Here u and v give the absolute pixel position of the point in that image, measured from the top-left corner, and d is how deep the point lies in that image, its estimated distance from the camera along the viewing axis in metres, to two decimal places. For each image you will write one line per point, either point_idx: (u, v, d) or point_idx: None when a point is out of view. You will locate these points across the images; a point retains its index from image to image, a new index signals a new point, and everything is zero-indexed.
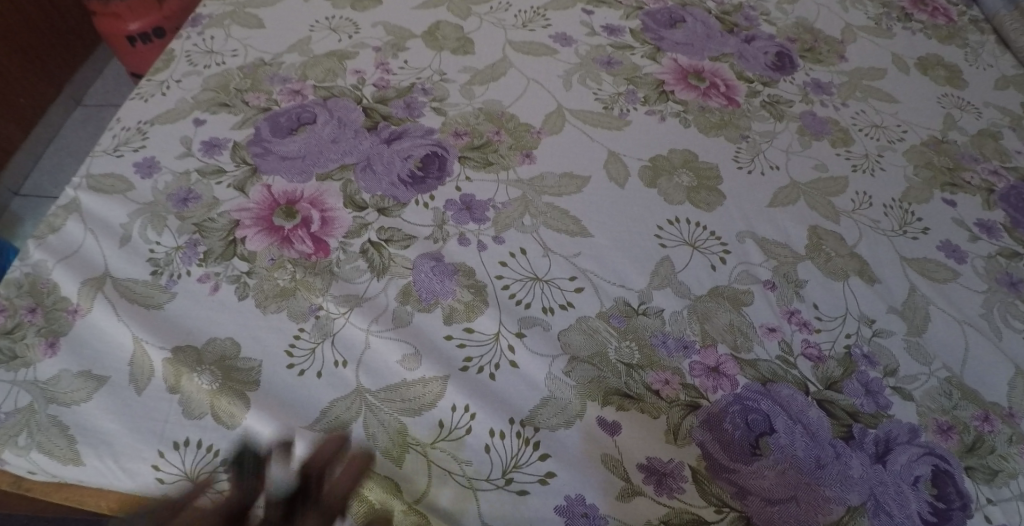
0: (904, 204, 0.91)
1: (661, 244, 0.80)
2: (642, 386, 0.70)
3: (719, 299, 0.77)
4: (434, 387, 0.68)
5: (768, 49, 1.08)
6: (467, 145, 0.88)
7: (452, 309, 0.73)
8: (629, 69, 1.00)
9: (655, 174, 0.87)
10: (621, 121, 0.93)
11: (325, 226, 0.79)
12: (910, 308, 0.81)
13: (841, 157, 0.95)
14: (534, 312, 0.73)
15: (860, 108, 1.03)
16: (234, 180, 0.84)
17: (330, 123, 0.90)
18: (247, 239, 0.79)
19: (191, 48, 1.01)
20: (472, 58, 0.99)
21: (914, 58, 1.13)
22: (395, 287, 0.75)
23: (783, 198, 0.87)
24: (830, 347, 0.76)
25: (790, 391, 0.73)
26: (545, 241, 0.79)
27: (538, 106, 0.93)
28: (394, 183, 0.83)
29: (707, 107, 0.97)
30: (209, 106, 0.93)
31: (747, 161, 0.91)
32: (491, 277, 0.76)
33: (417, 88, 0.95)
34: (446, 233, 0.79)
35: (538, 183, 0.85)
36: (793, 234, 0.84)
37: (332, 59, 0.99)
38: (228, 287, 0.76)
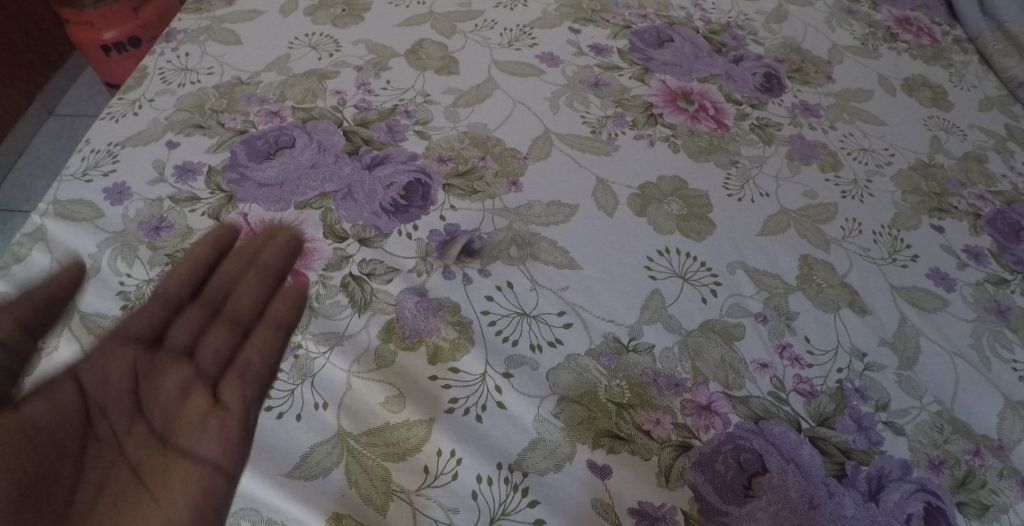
0: (893, 230, 0.91)
1: (651, 276, 0.79)
2: (633, 426, 0.68)
3: (710, 333, 0.75)
4: (419, 431, 0.66)
5: (756, 70, 1.07)
6: (452, 172, 0.85)
7: (437, 347, 0.71)
8: (617, 91, 0.98)
9: (644, 202, 0.86)
10: (610, 145, 0.91)
11: (304, 258, 0.76)
12: (900, 339, 0.80)
13: (830, 182, 0.94)
14: (521, 350, 0.71)
15: (848, 131, 1.02)
16: (208, 208, 0.81)
17: (309, 148, 0.86)
18: None
19: (164, 65, 0.98)
20: (457, 79, 0.97)
21: (900, 80, 1.13)
22: (378, 323, 0.72)
23: (773, 226, 0.86)
24: (822, 382, 0.75)
25: (783, 429, 0.71)
26: (532, 274, 0.77)
27: (524, 130, 0.91)
28: (376, 212, 0.80)
29: (695, 131, 0.95)
30: (183, 127, 0.90)
31: (736, 187, 0.90)
32: (477, 313, 0.73)
33: (400, 110, 0.92)
34: (430, 265, 0.77)
35: (525, 211, 0.83)
36: (784, 264, 0.83)
37: (312, 79, 0.95)
38: None
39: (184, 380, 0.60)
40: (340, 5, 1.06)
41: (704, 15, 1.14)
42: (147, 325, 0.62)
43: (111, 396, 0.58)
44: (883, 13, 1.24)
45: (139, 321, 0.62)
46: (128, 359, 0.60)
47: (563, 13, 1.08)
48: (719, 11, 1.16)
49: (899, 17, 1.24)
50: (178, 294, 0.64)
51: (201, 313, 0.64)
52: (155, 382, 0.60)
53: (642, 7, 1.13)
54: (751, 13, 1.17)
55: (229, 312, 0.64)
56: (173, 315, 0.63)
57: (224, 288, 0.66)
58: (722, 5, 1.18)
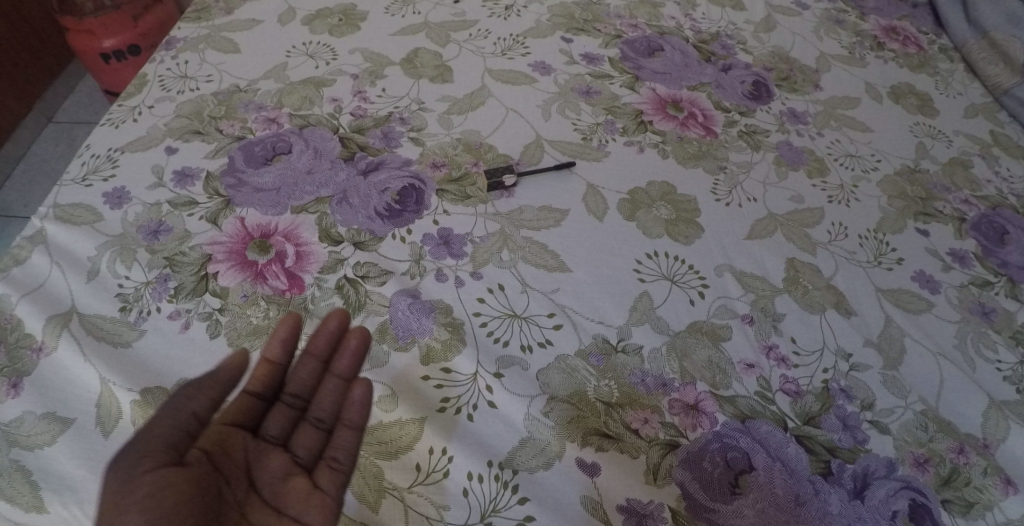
0: (879, 234, 0.92)
1: (640, 279, 0.80)
2: (622, 426, 0.70)
3: (698, 334, 0.77)
4: (411, 430, 0.67)
5: (745, 78, 1.09)
6: (445, 177, 0.87)
7: (430, 348, 0.72)
8: (608, 98, 1.00)
9: (634, 207, 0.87)
10: (601, 151, 0.93)
11: (300, 261, 0.78)
12: (885, 340, 0.81)
13: (817, 188, 0.96)
14: (512, 351, 0.73)
15: (835, 138, 1.04)
16: (206, 212, 0.83)
17: (305, 154, 0.88)
18: (219, 273, 0.77)
19: (164, 72, 1.00)
20: (451, 87, 0.99)
21: (886, 87, 1.15)
22: (371, 325, 0.73)
23: (760, 230, 0.88)
24: (808, 381, 0.76)
25: (769, 428, 0.72)
26: (524, 277, 0.78)
27: (517, 136, 0.93)
28: (370, 217, 0.82)
29: (684, 138, 0.97)
30: (182, 133, 0.91)
31: (724, 192, 0.92)
32: (469, 315, 0.75)
33: (395, 117, 0.94)
34: (423, 268, 0.78)
35: (517, 215, 0.84)
36: (771, 267, 0.85)
37: (308, 87, 0.97)
38: (199, 325, 0.74)
39: (285, 465, 0.63)
40: (337, 15, 1.09)
41: (694, 25, 1.17)
42: (249, 411, 0.65)
43: (230, 467, 0.61)
44: (870, 22, 1.27)
45: (241, 409, 0.64)
46: (240, 441, 0.63)
47: (556, 23, 1.11)
48: (709, 21, 1.18)
49: (885, 26, 1.27)
50: (269, 389, 0.66)
51: (290, 408, 0.67)
52: (261, 464, 0.62)
53: (633, 17, 1.15)
54: (740, 23, 1.20)
55: (314, 411, 0.66)
56: (266, 407, 0.66)
57: (305, 388, 0.68)
58: (712, 15, 1.20)
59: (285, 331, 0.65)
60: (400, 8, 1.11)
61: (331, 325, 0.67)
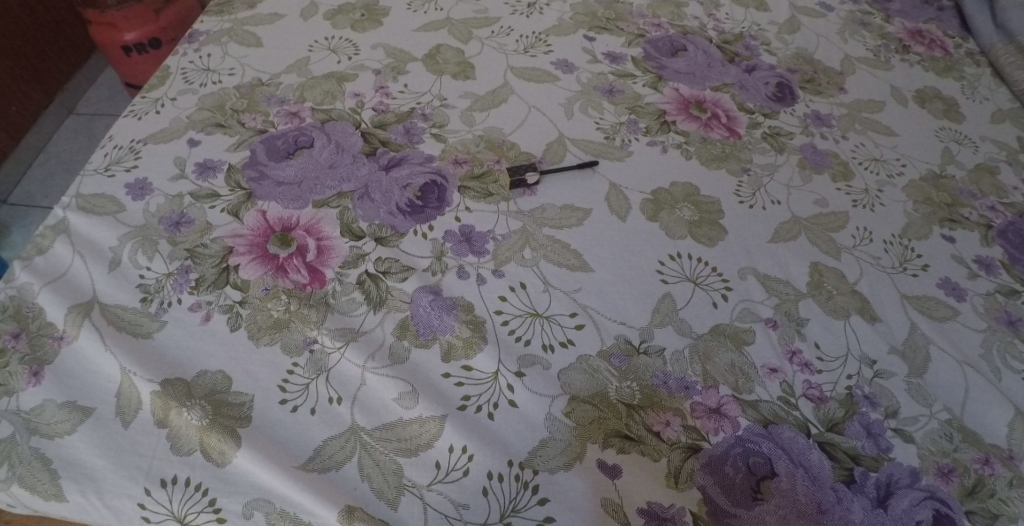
0: (904, 240, 0.91)
1: (663, 280, 0.79)
2: (643, 428, 0.69)
3: (721, 337, 0.76)
4: (431, 427, 0.67)
5: (769, 79, 1.08)
6: (467, 174, 0.87)
7: (450, 345, 0.72)
8: (631, 97, 1.00)
9: (657, 207, 0.86)
10: (623, 151, 0.92)
11: (320, 255, 0.78)
12: (911, 348, 0.80)
13: (842, 191, 0.94)
14: (533, 349, 0.72)
15: (859, 141, 1.03)
16: (227, 204, 0.83)
17: (327, 149, 0.88)
18: (240, 266, 0.77)
19: (187, 65, 1.00)
20: (473, 83, 0.98)
21: (912, 91, 1.14)
22: (392, 321, 0.73)
23: (784, 233, 0.87)
24: (832, 388, 0.75)
25: (792, 433, 0.71)
26: (545, 276, 0.78)
27: (539, 134, 0.93)
28: (392, 212, 0.82)
29: (708, 138, 0.96)
30: (205, 126, 0.92)
31: (748, 194, 0.91)
32: (490, 313, 0.74)
33: (417, 113, 0.93)
34: (445, 265, 0.78)
35: (539, 214, 0.84)
36: (795, 271, 0.83)
37: (331, 81, 0.97)
38: (219, 317, 0.74)
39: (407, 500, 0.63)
40: (360, 11, 1.08)
41: (717, 25, 1.15)
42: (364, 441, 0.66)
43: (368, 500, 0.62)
44: (896, 25, 1.25)
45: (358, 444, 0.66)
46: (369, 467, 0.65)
47: (578, 22, 1.10)
48: (732, 21, 1.17)
49: (911, 30, 1.25)
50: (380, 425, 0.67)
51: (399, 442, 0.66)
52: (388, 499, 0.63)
53: (656, 16, 1.14)
54: (764, 24, 1.18)
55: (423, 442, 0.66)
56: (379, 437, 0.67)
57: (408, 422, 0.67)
58: (736, 15, 1.19)
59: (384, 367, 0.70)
60: (423, 3, 1.10)
61: (424, 368, 0.70)
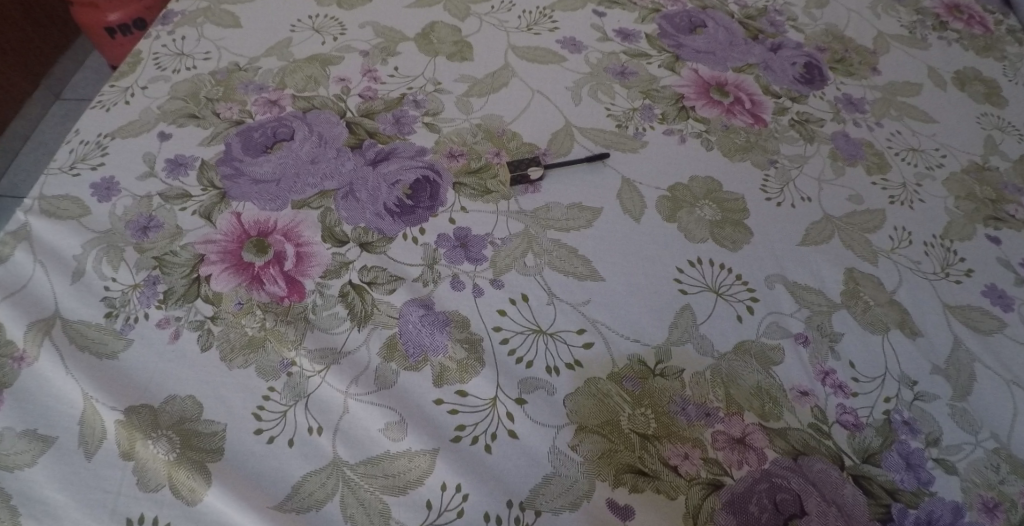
0: (946, 241, 0.83)
1: (681, 290, 0.71)
2: (659, 462, 0.62)
3: (746, 357, 0.68)
4: (421, 462, 0.60)
5: (795, 60, 0.98)
6: (463, 169, 0.78)
7: (443, 367, 0.64)
8: (646, 80, 0.90)
9: (674, 206, 0.78)
10: (637, 141, 0.84)
11: (300, 263, 0.70)
12: (953, 366, 0.73)
13: (877, 186, 0.86)
14: (536, 372, 0.64)
15: (895, 129, 0.93)
16: (199, 206, 0.76)
17: (308, 141, 0.80)
18: (212, 277, 0.70)
19: (159, 49, 0.91)
20: (471, 65, 0.89)
21: (951, 73, 1.04)
22: (378, 339, 0.66)
23: (815, 235, 0.79)
24: (868, 413, 0.68)
25: (823, 466, 0.64)
26: (550, 286, 0.70)
27: (543, 123, 0.84)
28: (379, 214, 0.74)
29: (731, 126, 0.87)
30: (176, 118, 0.84)
31: (776, 190, 0.82)
32: (488, 329, 0.66)
33: (408, 99, 0.84)
34: (438, 274, 0.70)
35: (543, 214, 0.75)
36: (828, 279, 0.75)
37: (314, 64, 0.89)
38: (190, 334, 0.68)
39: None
40: None
41: None
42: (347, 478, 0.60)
43: None
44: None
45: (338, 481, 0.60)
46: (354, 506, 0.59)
47: None
48: None
49: (949, 4, 1.14)
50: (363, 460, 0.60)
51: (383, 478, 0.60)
52: None
53: None
54: None
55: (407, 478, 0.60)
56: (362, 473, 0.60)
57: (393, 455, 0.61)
58: None
59: (366, 393, 0.63)
60: None
61: (414, 394, 0.63)
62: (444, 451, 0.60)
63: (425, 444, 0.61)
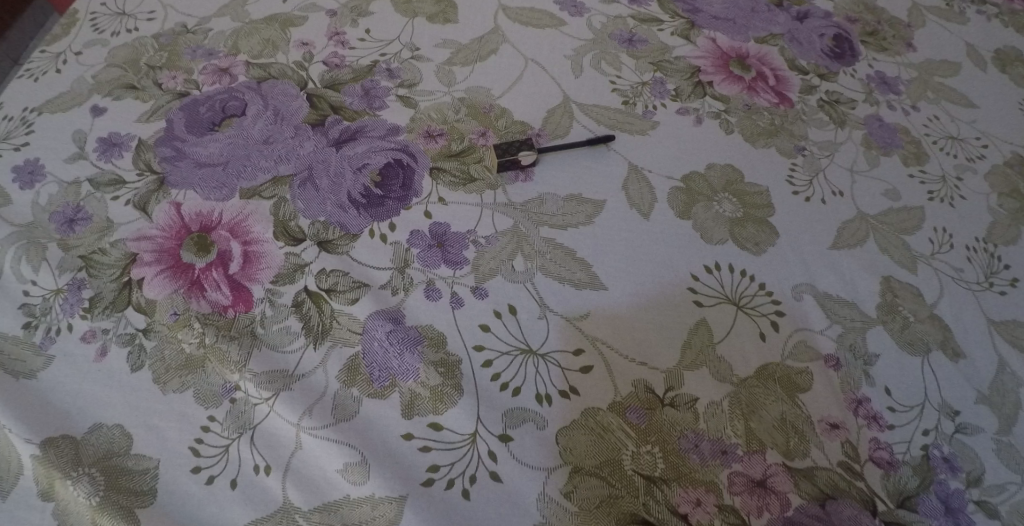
0: (989, 244, 0.73)
1: (696, 301, 0.61)
2: (666, 510, 0.53)
3: (769, 383, 0.59)
4: (385, 511, 0.51)
5: (823, 31, 0.87)
6: (443, 152, 0.67)
7: (414, 394, 0.55)
8: (656, 49, 0.79)
9: (688, 199, 0.67)
10: (646, 121, 0.73)
11: (247, 266, 0.61)
12: (998, 393, 0.64)
13: (914, 180, 0.75)
14: (524, 401, 0.55)
15: (932, 113, 0.82)
16: (134, 195, 0.65)
17: (262, 117, 0.70)
18: (146, 281, 0.61)
19: (97, 8, 0.79)
20: (454, 29, 0.77)
21: (991, 51, 0.91)
22: (338, 360, 0.56)
23: (848, 237, 0.69)
24: (904, 449, 0.60)
25: (853, 512, 0.56)
26: (542, 295, 0.59)
27: (537, 98, 0.72)
28: (342, 205, 0.63)
29: (753, 105, 0.76)
30: (113, 89, 0.72)
31: (804, 182, 0.72)
32: (468, 348, 0.56)
33: (381, 67, 0.73)
34: (409, 280, 0.59)
35: (536, 208, 0.64)
36: (862, 289, 0.66)
37: (272, 26, 0.77)
38: (118, 351, 0.58)
39: None
40: None
41: None
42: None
43: None
44: None
45: None
46: None
47: None
48: None
49: None
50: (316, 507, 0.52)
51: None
52: None
53: None
54: None
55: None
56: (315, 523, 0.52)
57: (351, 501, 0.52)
58: None
59: (321, 425, 0.54)
60: None
61: (377, 427, 0.54)
62: (415, 498, 0.52)
63: (390, 489, 0.52)
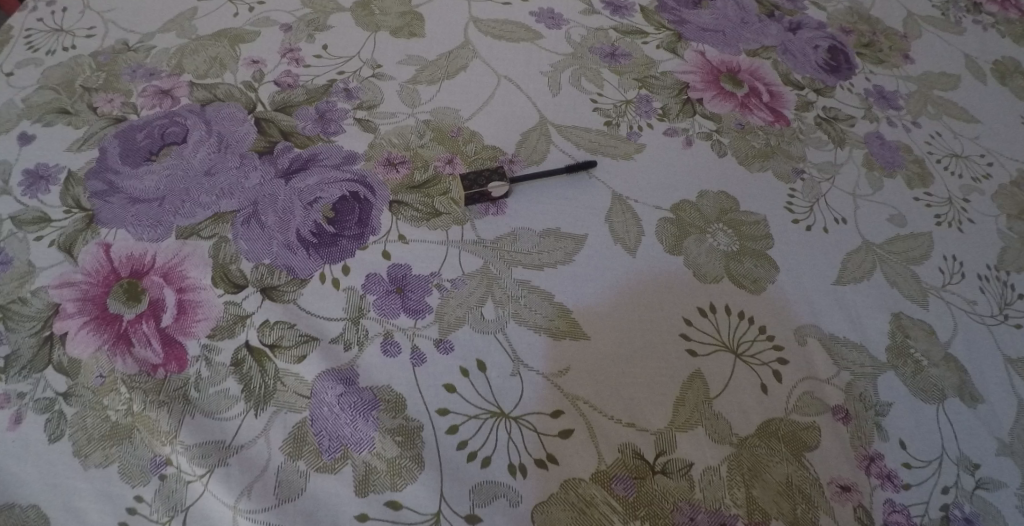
0: (1002, 272, 0.67)
1: (689, 350, 0.55)
2: None
3: (772, 442, 0.53)
4: None
5: (817, 42, 0.81)
6: (404, 183, 0.60)
7: (369, 467, 0.49)
8: (641, 64, 0.73)
9: (679, 232, 0.61)
10: (631, 144, 0.66)
11: (182, 317, 0.54)
12: (1021, 441, 0.58)
13: (920, 203, 0.69)
14: (496, 473, 0.49)
15: (934, 129, 0.76)
16: (60, 235, 0.58)
17: (205, 145, 0.62)
18: (69, 336, 0.53)
19: (33, 24, 0.72)
20: (419, 44, 0.70)
21: (989, 63, 0.85)
22: (282, 429, 0.50)
23: (854, 269, 0.62)
24: (921, 512, 0.53)
25: None
26: (514, 347, 0.53)
27: (511, 119, 0.66)
28: (290, 246, 0.56)
29: (747, 124, 0.70)
30: (43, 114, 0.65)
31: (804, 208, 0.65)
32: (430, 412, 0.50)
33: (337, 88, 0.66)
34: (365, 333, 0.53)
35: (508, 245, 0.58)
36: (870, 329, 0.59)
37: (221, 43, 0.70)
38: (35, 419, 0.50)
39: None
40: None
41: None
42: None
43: None
44: None
45: None
46: None
47: None
48: None
49: None
50: None
51: None
52: None
53: None
54: None
55: None
56: None
57: None
58: None
59: (262, 506, 0.48)
60: None
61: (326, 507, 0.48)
62: None
63: None
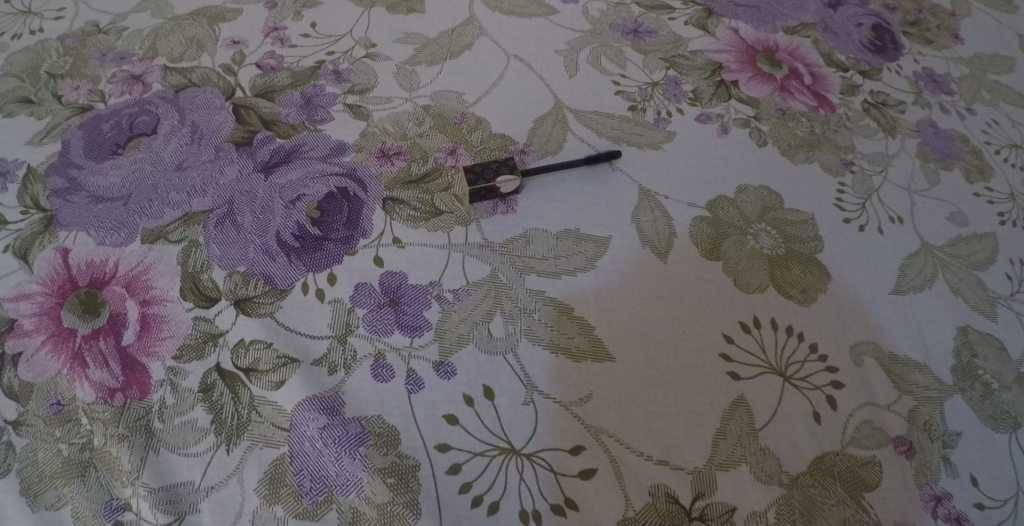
0: None
1: (729, 371, 0.47)
2: None
3: (827, 481, 0.45)
4: None
5: (862, 18, 0.72)
6: (400, 177, 0.53)
7: (355, 514, 0.42)
8: (668, 42, 0.65)
9: (715, 233, 0.53)
10: (658, 131, 0.58)
11: (145, 334, 0.47)
12: None
13: (981, 200, 0.61)
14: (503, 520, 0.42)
15: (990, 117, 0.67)
16: (14, 239, 0.51)
17: (176, 136, 0.55)
18: (20, 357, 0.46)
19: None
20: (418, 21, 0.63)
21: None
22: (256, 468, 0.43)
23: (913, 276, 0.54)
24: None
25: None
26: (526, 370, 0.46)
27: (522, 105, 0.58)
28: (269, 252, 0.49)
29: (789, 109, 0.62)
30: (3, 104, 0.58)
31: (854, 205, 0.57)
32: (428, 448, 0.43)
33: (326, 70, 0.59)
34: (353, 353, 0.46)
35: (519, 249, 0.50)
36: (934, 346, 0.51)
37: (199, 22, 0.63)
38: None
39: None
40: None
41: None
42: None
43: None
44: None
45: None
46: None
47: None
48: None
49: None
50: None
51: None
52: None
53: None
54: None
55: None
56: None
57: None
58: None
59: None
60: None
61: None
62: None
63: None
